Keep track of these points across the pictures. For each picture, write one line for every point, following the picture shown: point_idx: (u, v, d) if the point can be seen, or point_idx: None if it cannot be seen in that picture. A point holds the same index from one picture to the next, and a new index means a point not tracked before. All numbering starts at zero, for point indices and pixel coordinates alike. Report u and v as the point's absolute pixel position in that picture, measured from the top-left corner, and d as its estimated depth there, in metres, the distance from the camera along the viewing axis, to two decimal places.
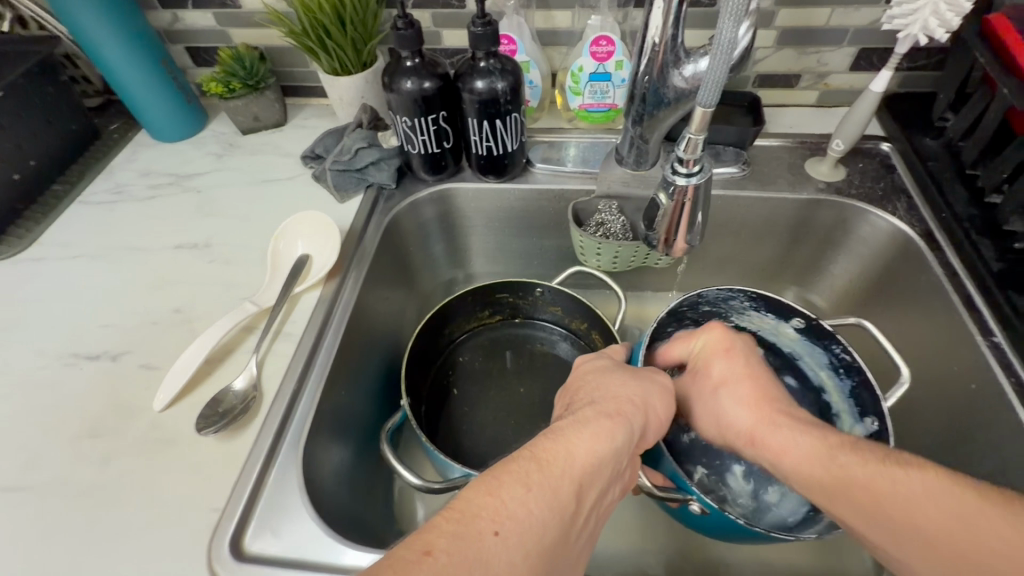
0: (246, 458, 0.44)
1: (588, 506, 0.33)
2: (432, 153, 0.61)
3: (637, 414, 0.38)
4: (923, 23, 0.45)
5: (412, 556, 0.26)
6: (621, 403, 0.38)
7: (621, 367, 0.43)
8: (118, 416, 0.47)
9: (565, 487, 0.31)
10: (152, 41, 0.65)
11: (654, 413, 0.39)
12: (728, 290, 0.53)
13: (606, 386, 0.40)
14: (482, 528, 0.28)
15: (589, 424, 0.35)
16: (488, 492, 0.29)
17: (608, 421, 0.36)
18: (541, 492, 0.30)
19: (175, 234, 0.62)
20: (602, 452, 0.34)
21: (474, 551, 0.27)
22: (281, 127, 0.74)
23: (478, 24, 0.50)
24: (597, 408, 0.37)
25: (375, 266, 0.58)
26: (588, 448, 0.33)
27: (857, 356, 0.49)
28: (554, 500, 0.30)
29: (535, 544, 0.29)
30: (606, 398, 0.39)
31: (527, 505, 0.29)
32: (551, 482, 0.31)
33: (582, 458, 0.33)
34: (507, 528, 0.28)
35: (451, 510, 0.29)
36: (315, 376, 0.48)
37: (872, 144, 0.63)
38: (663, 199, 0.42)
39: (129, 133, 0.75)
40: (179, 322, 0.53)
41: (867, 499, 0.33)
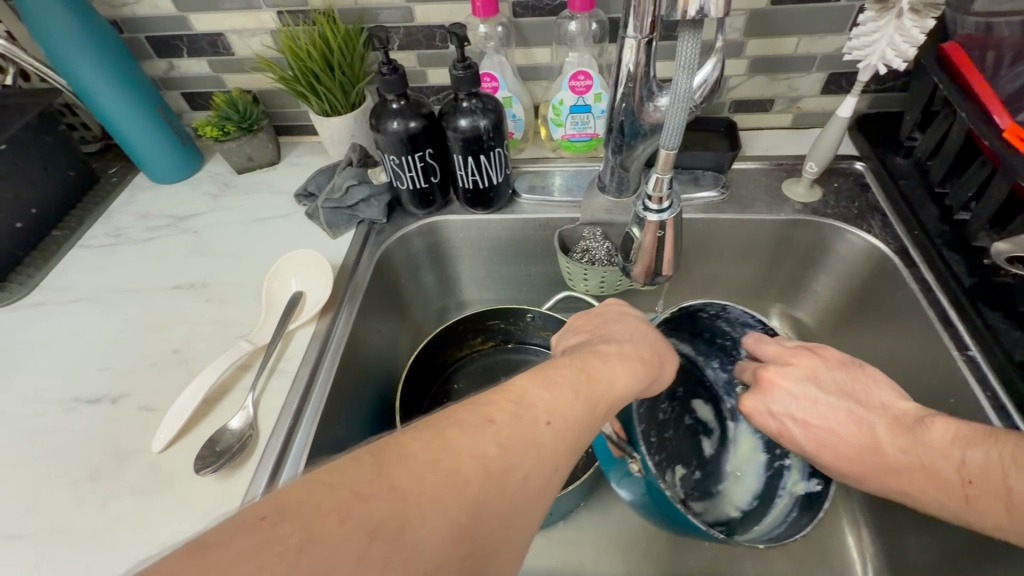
0: (244, 495, 0.45)
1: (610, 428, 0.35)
2: (420, 188, 0.63)
3: (658, 367, 0.40)
4: (880, 54, 0.48)
5: (477, 421, 0.28)
6: (646, 351, 0.40)
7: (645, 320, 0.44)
8: (118, 458, 0.48)
9: (601, 403, 0.33)
10: (148, 89, 0.68)
11: (670, 369, 0.42)
12: None
13: (637, 334, 0.42)
14: (536, 415, 0.30)
15: (620, 359, 0.37)
16: (543, 388, 0.31)
17: (637, 364, 0.38)
18: (585, 400, 0.32)
19: (173, 274, 0.64)
20: (630, 389, 0.36)
21: (532, 434, 0.29)
22: (274, 165, 0.76)
23: (460, 67, 0.53)
24: (627, 348, 0.39)
25: (367, 300, 0.60)
26: (620, 381, 0.36)
27: None
28: (592, 411, 0.33)
29: (577, 441, 0.31)
30: (633, 342, 0.40)
31: (573, 409, 0.31)
32: (592, 396, 0.33)
33: (616, 389, 0.35)
34: (558, 421, 0.30)
35: (511, 393, 0.31)
36: (310, 412, 0.49)
37: (846, 163, 0.65)
38: (636, 233, 0.43)
39: (127, 177, 0.77)
40: (177, 363, 0.54)
41: (885, 465, 0.40)
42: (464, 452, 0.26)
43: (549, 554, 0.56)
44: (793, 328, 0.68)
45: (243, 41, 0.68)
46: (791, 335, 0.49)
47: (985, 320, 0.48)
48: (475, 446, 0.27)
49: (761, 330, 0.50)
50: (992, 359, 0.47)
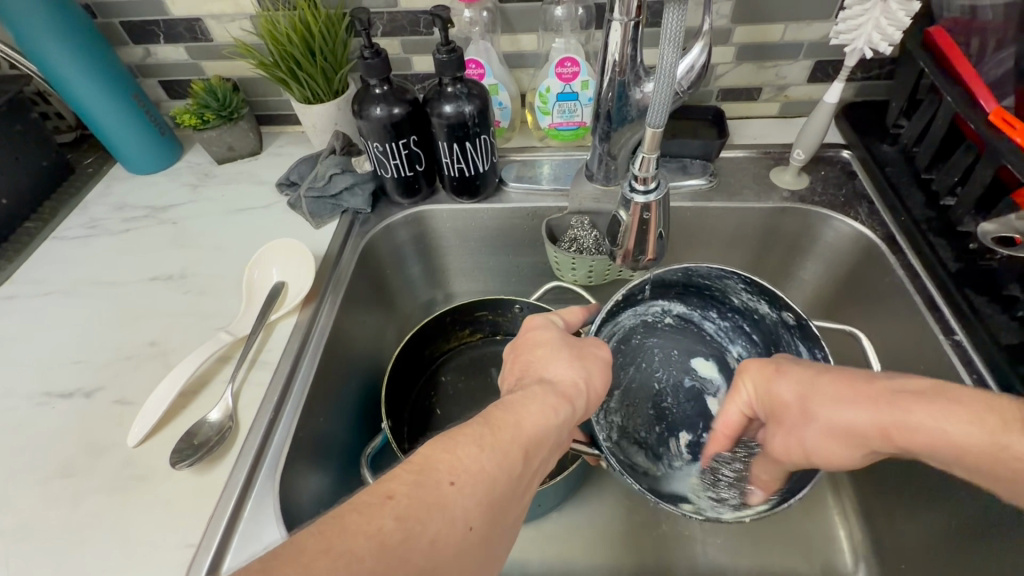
0: (221, 491, 0.43)
1: (532, 473, 0.33)
2: (405, 176, 0.62)
3: (582, 397, 0.38)
4: (867, 38, 0.48)
5: (374, 499, 0.26)
6: (568, 384, 0.38)
7: (568, 343, 0.41)
8: (91, 454, 0.46)
9: (515, 451, 0.31)
10: (124, 76, 0.66)
11: (596, 391, 0.39)
12: (719, 269, 0.52)
13: (553, 365, 0.39)
14: (438, 478, 0.28)
15: (536, 397, 0.35)
16: (443, 448, 0.30)
17: (555, 399, 0.36)
18: (492, 452, 0.30)
19: (150, 266, 0.62)
20: (548, 427, 0.34)
21: (431, 501, 0.27)
22: (256, 155, 0.75)
23: (443, 51, 0.52)
24: (545, 387, 0.37)
25: (352, 291, 0.59)
26: (534, 421, 0.34)
27: (836, 365, 0.47)
28: (505, 460, 0.31)
29: (487, 498, 0.29)
30: (553, 378, 0.38)
31: (478, 464, 0.30)
32: (500, 446, 0.31)
33: (528, 429, 0.33)
34: (462, 479, 0.29)
35: (409, 462, 0.29)
36: (292, 403, 0.48)
37: (833, 151, 0.65)
38: (623, 217, 0.43)
39: (103, 167, 0.75)
40: (154, 356, 0.53)
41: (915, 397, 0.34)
42: (359, 532, 0.25)
43: (538, 546, 0.55)
44: None
45: (221, 26, 0.66)
46: (758, 285, 0.50)
47: (971, 305, 0.48)
48: (370, 524, 0.25)
49: (735, 282, 0.52)
50: (978, 343, 0.47)
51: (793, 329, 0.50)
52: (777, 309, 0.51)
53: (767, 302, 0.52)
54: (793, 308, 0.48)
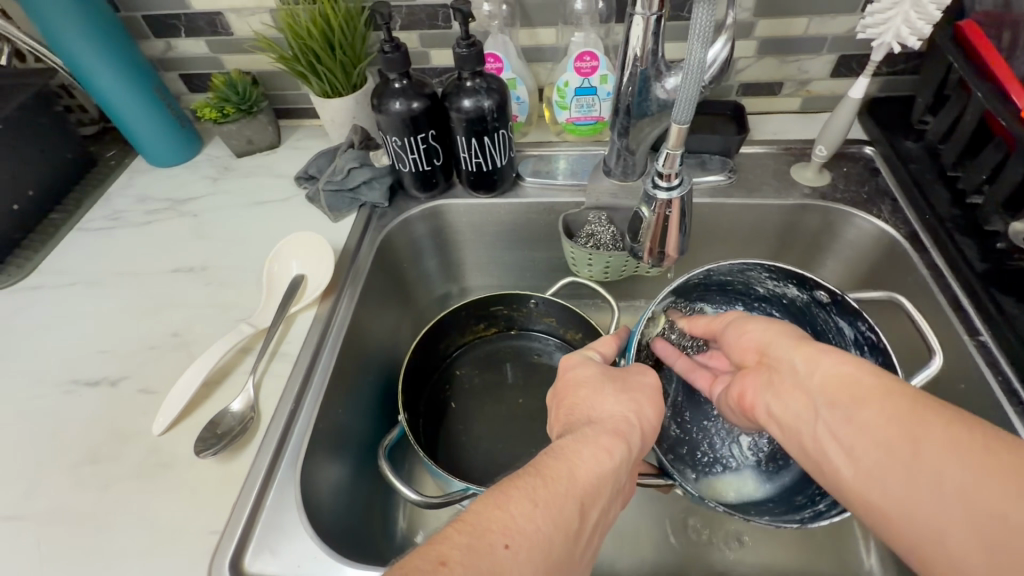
0: (244, 479, 0.44)
1: (591, 523, 0.33)
2: (423, 171, 0.62)
3: (634, 433, 0.38)
4: (895, 31, 0.47)
5: (427, 565, 0.26)
6: (618, 422, 0.38)
7: (612, 381, 0.42)
8: (118, 442, 0.47)
9: (569, 504, 0.31)
10: (146, 70, 0.67)
11: (647, 423, 0.39)
12: (740, 263, 0.50)
13: (598, 407, 0.39)
14: (493, 540, 0.28)
15: (589, 442, 0.35)
16: (496, 506, 0.30)
17: (608, 440, 0.36)
18: (547, 508, 0.30)
19: (172, 258, 0.63)
20: (602, 472, 0.34)
21: (487, 564, 0.27)
22: (274, 149, 0.75)
23: (463, 45, 0.52)
24: (596, 429, 0.37)
25: (370, 284, 0.59)
26: (588, 468, 0.34)
27: (883, 335, 0.45)
28: (559, 516, 0.31)
29: (545, 559, 0.29)
30: (602, 419, 0.38)
31: (534, 521, 0.30)
32: (556, 501, 0.31)
33: (583, 478, 0.33)
34: (518, 542, 0.28)
35: (463, 522, 0.29)
36: (312, 395, 0.49)
37: (855, 148, 0.64)
38: (645, 212, 0.43)
39: (125, 160, 0.76)
40: (176, 346, 0.54)
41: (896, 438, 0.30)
42: None
43: None
44: None
45: (242, 20, 0.67)
46: (783, 271, 0.49)
47: (997, 304, 0.48)
48: None
49: (757, 273, 0.51)
50: (1004, 343, 0.46)
51: (828, 306, 0.49)
52: (808, 289, 0.49)
53: (794, 286, 0.50)
54: (826, 286, 0.47)
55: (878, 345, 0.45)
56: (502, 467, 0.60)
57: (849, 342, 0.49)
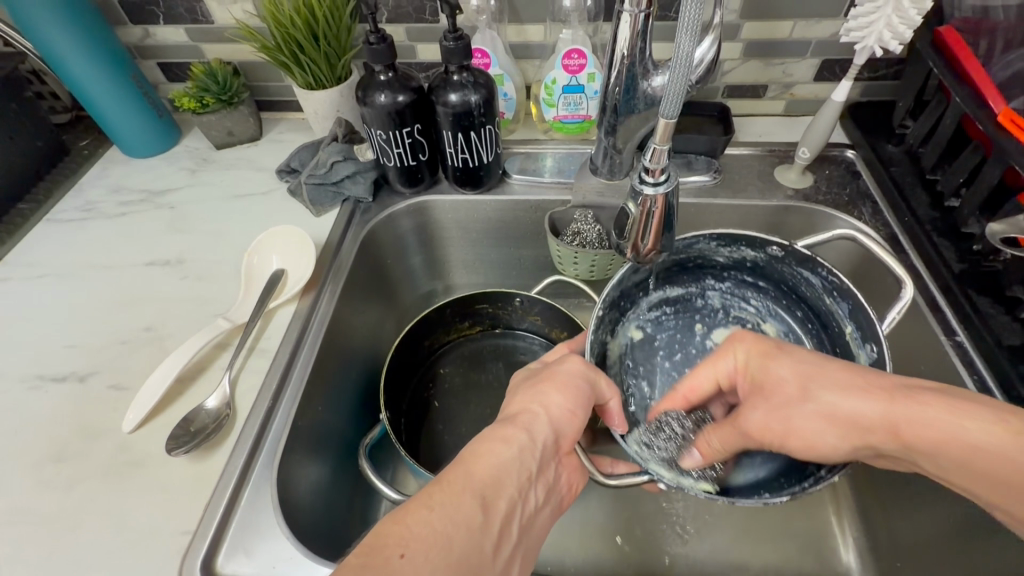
0: (218, 478, 0.43)
1: (502, 515, 0.32)
2: (408, 165, 0.61)
3: (535, 419, 0.38)
4: (877, 35, 0.47)
5: None
6: (518, 414, 0.38)
7: (525, 382, 0.42)
8: (85, 439, 0.45)
9: (466, 501, 0.31)
10: (122, 57, 0.65)
11: (555, 407, 0.39)
12: (690, 238, 0.51)
13: (504, 408, 0.40)
14: (387, 553, 0.27)
15: (490, 436, 0.36)
16: (389, 520, 0.29)
17: (503, 432, 0.36)
18: (444, 509, 0.30)
19: (146, 251, 0.61)
20: (500, 463, 0.34)
21: None
22: (256, 141, 0.74)
23: (450, 38, 0.51)
24: (497, 426, 0.37)
25: (352, 279, 0.58)
26: (483, 464, 0.33)
27: (843, 276, 0.46)
28: (458, 513, 0.30)
29: (447, 557, 0.28)
30: (506, 416, 0.39)
31: (429, 522, 0.29)
32: (448, 498, 0.30)
33: (477, 473, 0.33)
34: (414, 548, 0.27)
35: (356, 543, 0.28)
36: (290, 392, 0.48)
37: (838, 151, 0.65)
38: (631, 209, 0.42)
39: (99, 150, 0.74)
40: (149, 341, 0.52)
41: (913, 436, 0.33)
42: None
43: None
44: None
45: (223, 8, 0.65)
46: (732, 237, 0.50)
47: (973, 305, 0.48)
48: None
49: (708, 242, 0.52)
50: (979, 344, 0.47)
51: (787, 260, 0.50)
52: (762, 248, 0.50)
53: (745, 248, 0.51)
54: (775, 240, 0.48)
55: (844, 287, 0.46)
56: None
57: (819, 291, 0.49)
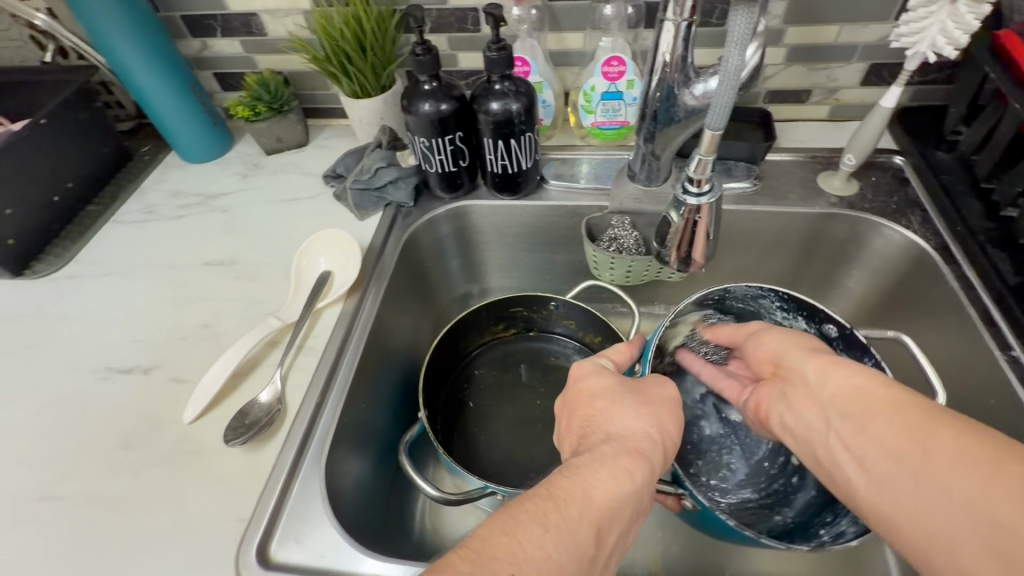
0: (270, 470, 0.45)
1: (609, 547, 0.33)
2: (448, 171, 0.63)
3: (655, 449, 0.38)
4: (930, 40, 0.46)
5: None
6: (639, 438, 0.38)
7: (630, 392, 0.42)
8: (148, 428, 0.48)
9: (582, 530, 0.31)
10: (183, 68, 0.69)
11: (669, 438, 0.39)
12: (757, 289, 0.51)
13: (618, 420, 0.39)
14: (499, 570, 0.28)
15: (609, 461, 0.35)
16: (505, 533, 0.30)
17: (627, 459, 0.36)
18: (558, 533, 0.31)
19: (202, 252, 0.65)
20: (618, 495, 0.34)
21: None
22: (303, 147, 0.77)
23: (494, 49, 0.52)
24: (614, 446, 0.37)
25: (394, 282, 0.60)
26: (607, 488, 0.33)
27: (891, 372, 0.46)
28: (571, 542, 0.31)
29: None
30: (621, 433, 0.38)
31: (544, 547, 0.30)
32: (569, 524, 0.31)
33: (600, 499, 0.33)
34: (525, 571, 0.29)
35: (467, 549, 0.29)
36: (337, 388, 0.50)
37: (885, 157, 0.63)
38: (673, 217, 0.43)
39: (159, 155, 0.78)
40: (206, 337, 0.55)
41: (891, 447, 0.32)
42: None
43: None
44: None
45: (276, 22, 0.68)
46: (795, 301, 0.50)
47: None
48: None
49: (768, 300, 0.52)
50: None
51: (838, 345, 0.50)
52: (817, 322, 0.50)
53: (802, 318, 0.51)
54: (837, 320, 0.48)
55: None
56: (519, 467, 0.60)
57: None
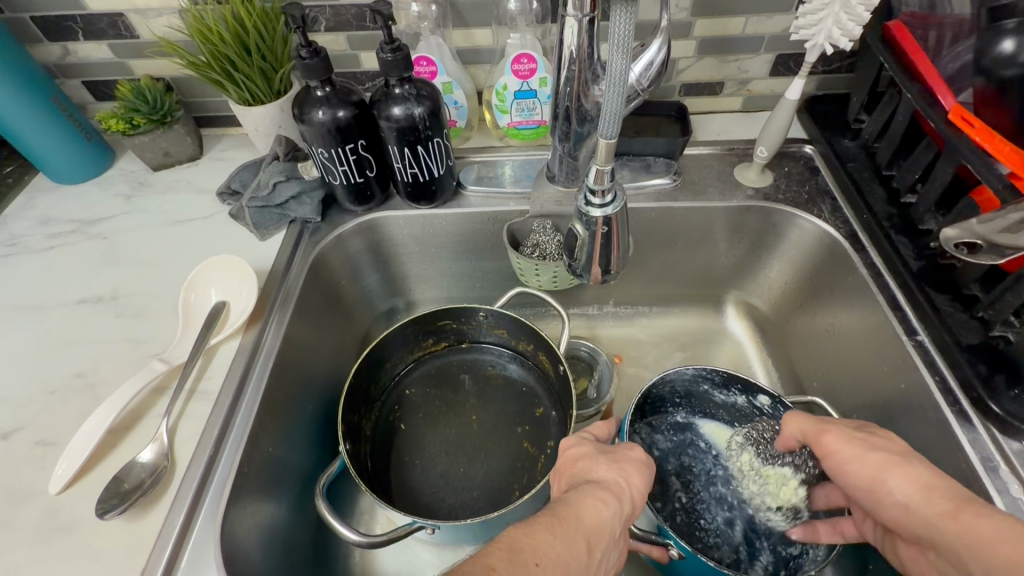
0: (155, 540, 0.40)
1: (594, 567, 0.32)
2: (355, 183, 0.58)
3: (626, 494, 0.37)
4: (827, 33, 0.46)
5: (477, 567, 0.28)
6: (611, 481, 0.37)
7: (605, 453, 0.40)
8: (8, 505, 0.42)
9: (577, 541, 0.32)
10: (40, 79, 0.60)
11: (641, 489, 0.38)
12: (704, 371, 0.55)
13: (593, 466, 0.39)
14: (524, 559, 0.29)
15: (590, 494, 0.35)
16: (525, 532, 0.31)
17: (602, 493, 0.36)
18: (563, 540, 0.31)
19: (78, 287, 0.57)
20: (602, 518, 0.34)
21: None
22: (196, 161, 0.70)
23: (387, 50, 0.48)
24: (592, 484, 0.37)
25: (302, 307, 0.55)
26: (593, 513, 0.34)
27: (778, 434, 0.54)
28: (568, 553, 0.31)
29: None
30: (598, 476, 0.38)
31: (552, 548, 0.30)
32: (569, 537, 0.32)
33: (588, 521, 0.33)
34: (545, 561, 0.29)
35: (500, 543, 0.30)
36: (234, 437, 0.45)
37: (796, 147, 0.64)
38: (580, 230, 0.40)
39: (25, 177, 0.69)
40: (80, 388, 0.48)
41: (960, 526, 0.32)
42: None
43: None
44: (748, 315, 0.68)
45: (147, 22, 0.61)
46: (732, 377, 0.55)
47: (931, 303, 0.48)
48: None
49: (709, 380, 0.56)
50: (940, 344, 0.47)
51: (774, 412, 0.54)
52: (751, 395, 0.55)
53: (738, 392, 0.56)
54: (768, 390, 0.53)
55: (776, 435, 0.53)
56: (456, 490, 0.57)
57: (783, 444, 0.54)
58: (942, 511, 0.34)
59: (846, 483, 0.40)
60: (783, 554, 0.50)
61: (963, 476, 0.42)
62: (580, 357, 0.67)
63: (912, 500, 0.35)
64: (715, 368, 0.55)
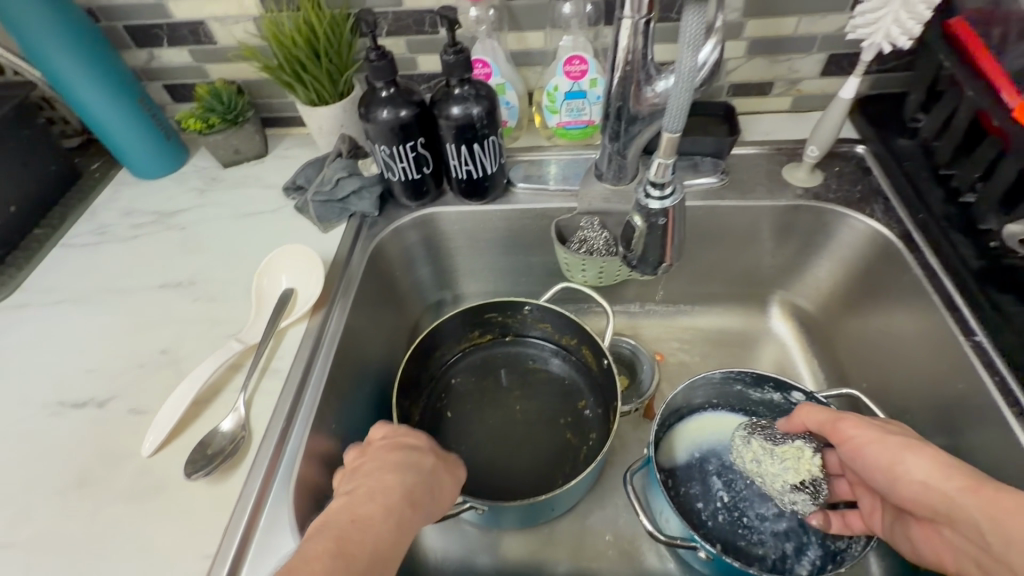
0: (236, 502, 0.43)
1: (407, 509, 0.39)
2: (413, 179, 0.61)
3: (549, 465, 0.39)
4: (885, 31, 0.46)
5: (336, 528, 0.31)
6: None
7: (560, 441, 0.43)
8: (106, 464, 0.46)
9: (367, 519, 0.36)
10: (128, 80, 0.65)
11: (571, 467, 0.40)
12: (734, 372, 0.56)
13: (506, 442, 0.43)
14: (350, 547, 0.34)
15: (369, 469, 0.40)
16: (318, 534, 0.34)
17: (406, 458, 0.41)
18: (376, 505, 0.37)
19: (159, 272, 0.62)
20: None
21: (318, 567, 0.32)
22: (262, 158, 0.74)
23: (450, 52, 0.51)
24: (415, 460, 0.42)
25: (362, 295, 0.58)
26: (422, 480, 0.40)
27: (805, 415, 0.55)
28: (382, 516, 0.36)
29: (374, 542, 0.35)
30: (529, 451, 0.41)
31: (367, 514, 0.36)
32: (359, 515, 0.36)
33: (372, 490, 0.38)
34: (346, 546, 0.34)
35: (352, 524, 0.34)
36: (304, 413, 0.48)
37: (847, 147, 0.64)
38: (636, 221, 0.42)
39: (111, 172, 0.75)
40: (165, 363, 0.53)
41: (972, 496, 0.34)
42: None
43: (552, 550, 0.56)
44: (794, 315, 0.67)
45: (225, 29, 0.66)
46: (762, 376, 0.55)
47: (990, 303, 0.48)
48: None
49: (740, 380, 0.57)
50: (1001, 345, 0.46)
51: None
52: (785, 392, 0.55)
53: (772, 389, 0.56)
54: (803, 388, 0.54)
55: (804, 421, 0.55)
56: (502, 475, 0.59)
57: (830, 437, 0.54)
58: (961, 485, 0.35)
59: (865, 468, 0.42)
60: (831, 548, 0.50)
61: (1023, 478, 0.42)
62: (622, 352, 0.68)
63: (933, 477, 0.37)
64: (742, 368, 0.57)
